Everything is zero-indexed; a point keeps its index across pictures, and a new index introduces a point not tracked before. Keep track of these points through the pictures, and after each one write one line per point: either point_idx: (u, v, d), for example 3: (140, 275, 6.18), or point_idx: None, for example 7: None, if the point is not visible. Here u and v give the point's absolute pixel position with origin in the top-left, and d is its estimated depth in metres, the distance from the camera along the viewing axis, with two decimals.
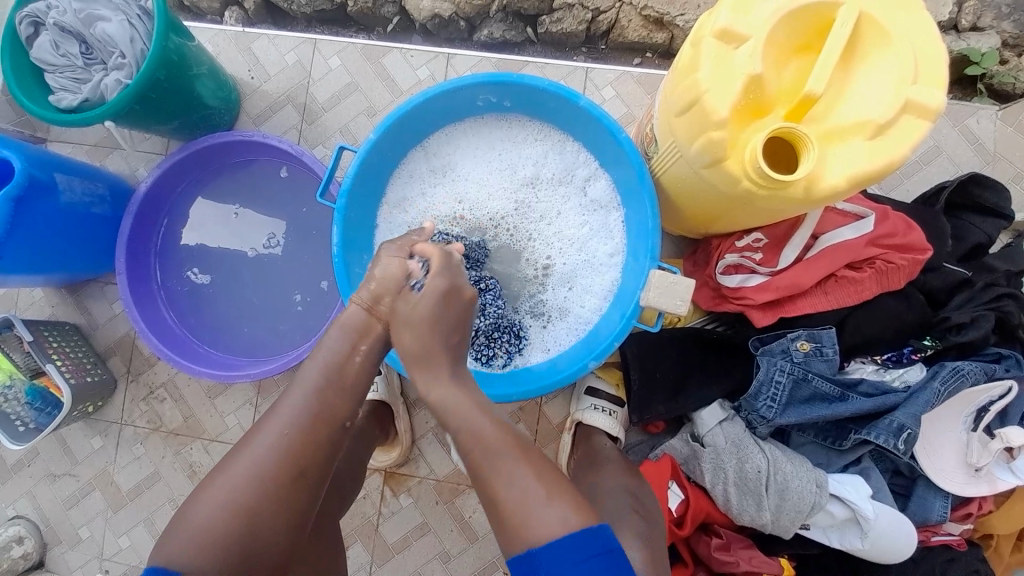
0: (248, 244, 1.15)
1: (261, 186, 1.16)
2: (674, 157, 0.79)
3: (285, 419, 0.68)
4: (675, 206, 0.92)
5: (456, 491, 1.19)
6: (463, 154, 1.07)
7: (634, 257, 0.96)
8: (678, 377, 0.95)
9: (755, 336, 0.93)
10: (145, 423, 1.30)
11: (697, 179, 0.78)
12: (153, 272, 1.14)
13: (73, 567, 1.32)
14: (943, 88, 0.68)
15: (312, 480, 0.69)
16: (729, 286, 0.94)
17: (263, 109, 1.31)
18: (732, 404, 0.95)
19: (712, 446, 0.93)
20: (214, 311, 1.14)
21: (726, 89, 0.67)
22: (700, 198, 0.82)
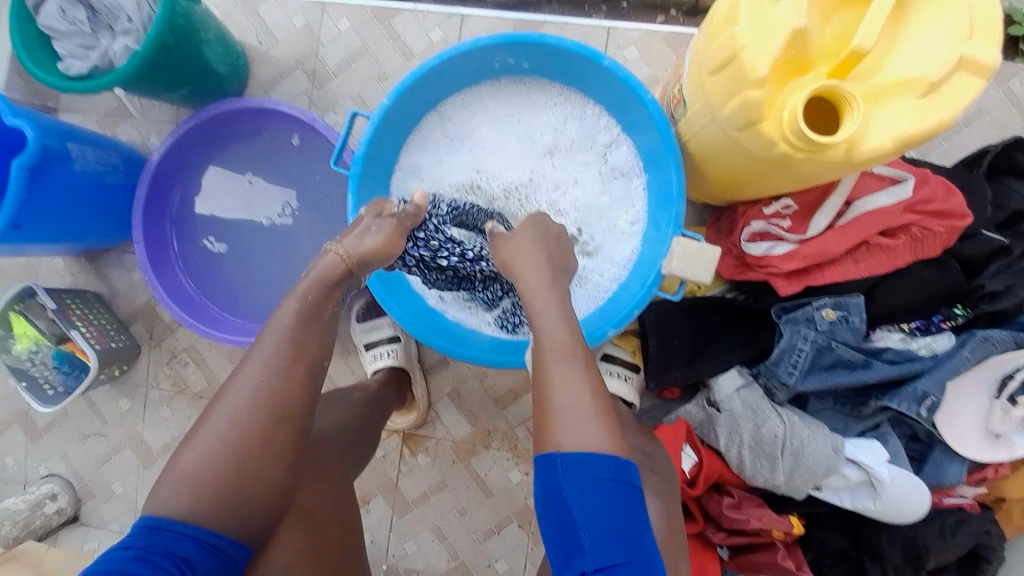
0: (263, 213, 1.15)
1: (274, 153, 1.15)
2: (705, 120, 0.76)
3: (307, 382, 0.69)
4: (699, 171, 0.90)
5: (472, 451, 1.17)
6: (479, 120, 1.03)
7: (656, 225, 0.94)
8: (697, 346, 0.93)
9: (778, 304, 0.90)
10: (168, 386, 1.35)
11: (729, 143, 0.74)
12: (171, 242, 1.15)
13: (107, 519, 1.36)
14: (997, 45, 0.64)
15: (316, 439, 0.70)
16: (755, 253, 0.91)
17: (271, 75, 1.28)
18: (751, 372, 0.93)
19: (728, 412, 0.92)
20: (232, 279, 1.16)
21: (768, 44, 0.63)
22: (730, 164, 0.79)
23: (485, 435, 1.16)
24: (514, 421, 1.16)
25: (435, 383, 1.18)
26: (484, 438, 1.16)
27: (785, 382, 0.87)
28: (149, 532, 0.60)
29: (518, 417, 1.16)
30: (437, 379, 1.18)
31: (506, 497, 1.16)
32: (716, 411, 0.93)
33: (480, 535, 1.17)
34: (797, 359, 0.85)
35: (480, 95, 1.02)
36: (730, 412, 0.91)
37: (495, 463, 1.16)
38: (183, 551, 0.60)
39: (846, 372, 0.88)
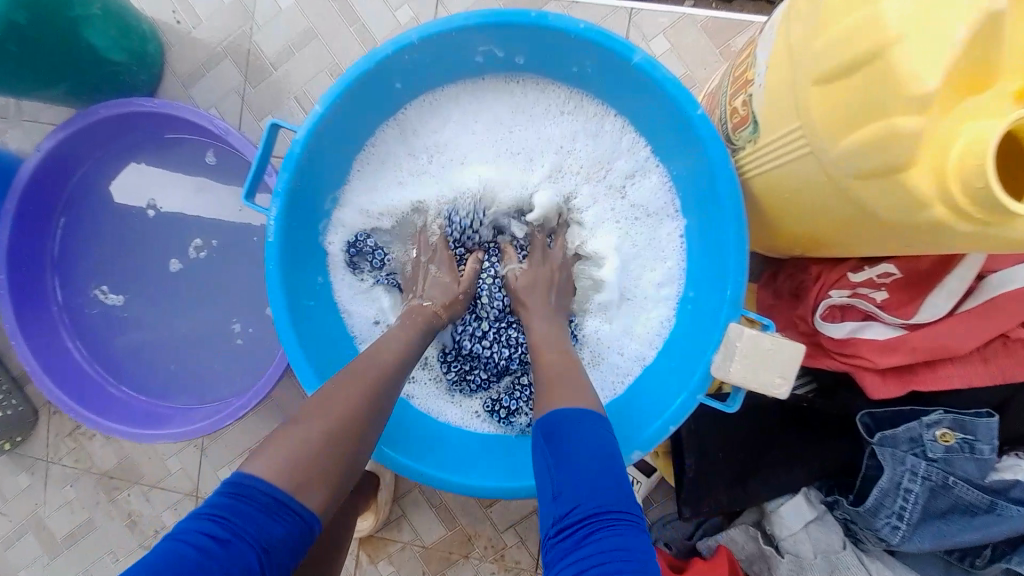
0: (171, 253, 0.88)
1: (184, 173, 0.88)
2: (792, 155, 0.48)
3: None
4: (762, 222, 0.62)
5: (446, 562, 0.96)
6: (456, 132, 0.74)
7: (704, 291, 0.65)
8: (746, 460, 0.67)
9: (865, 409, 0.62)
10: (72, 464, 1.06)
11: (833, 192, 0.47)
12: (51, 290, 0.88)
13: None
14: None
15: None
16: (833, 336, 0.62)
17: (194, 66, 0.98)
18: (824, 498, 0.67)
19: (794, 557, 0.66)
20: (131, 339, 0.88)
21: (938, 37, 0.36)
22: (821, 222, 0.52)
23: (459, 541, 0.96)
24: (500, 524, 0.96)
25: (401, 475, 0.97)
26: (458, 545, 0.96)
27: (884, 535, 0.61)
28: (229, 492, 0.43)
29: (506, 520, 0.96)
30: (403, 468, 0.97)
31: None
32: (778, 554, 0.67)
33: None
34: (902, 503, 0.59)
35: (457, 100, 0.73)
36: (797, 558, 0.65)
37: None
38: (268, 533, 0.42)
39: (962, 519, 0.59)
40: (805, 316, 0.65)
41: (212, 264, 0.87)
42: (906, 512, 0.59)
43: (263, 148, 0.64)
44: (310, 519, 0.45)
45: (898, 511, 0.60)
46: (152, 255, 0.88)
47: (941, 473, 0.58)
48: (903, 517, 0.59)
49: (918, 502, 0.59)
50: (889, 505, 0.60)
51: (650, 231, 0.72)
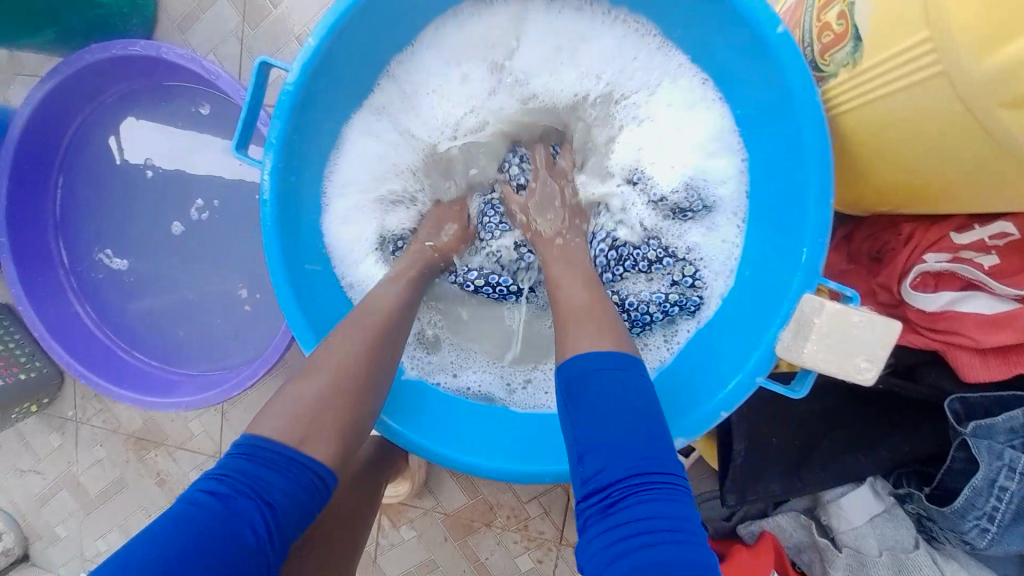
0: (172, 216, 0.82)
1: (179, 127, 0.81)
2: (907, 77, 0.38)
3: None
4: (847, 167, 0.50)
5: (469, 529, 0.95)
6: (466, 57, 0.63)
7: (769, 253, 0.54)
8: (802, 448, 0.61)
9: (954, 395, 0.55)
10: (102, 424, 1.09)
11: (972, 126, 0.36)
12: (57, 255, 0.84)
13: (58, 562, 1.21)
14: None
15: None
16: (924, 309, 0.54)
17: (189, 7, 0.85)
18: (894, 489, 0.60)
19: (853, 552, 0.60)
20: (138, 303, 0.85)
21: None
22: (935, 165, 0.41)
23: (483, 511, 0.94)
24: (523, 496, 0.93)
25: None
26: (482, 515, 0.94)
27: (970, 539, 0.55)
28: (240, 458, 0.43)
29: (529, 492, 0.93)
30: None
31: None
32: (833, 547, 0.62)
33: None
34: (993, 505, 0.53)
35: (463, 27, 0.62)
36: (857, 553, 0.60)
37: (498, 545, 0.94)
38: (271, 490, 0.42)
39: None
40: (893, 287, 0.56)
41: (214, 228, 0.81)
42: (998, 513, 0.53)
43: (250, 97, 0.56)
44: (320, 480, 0.44)
45: (989, 512, 0.53)
46: (151, 220, 0.83)
47: None
48: (994, 519, 0.53)
49: (1015, 503, 0.52)
50: (982, 503, 0.53)
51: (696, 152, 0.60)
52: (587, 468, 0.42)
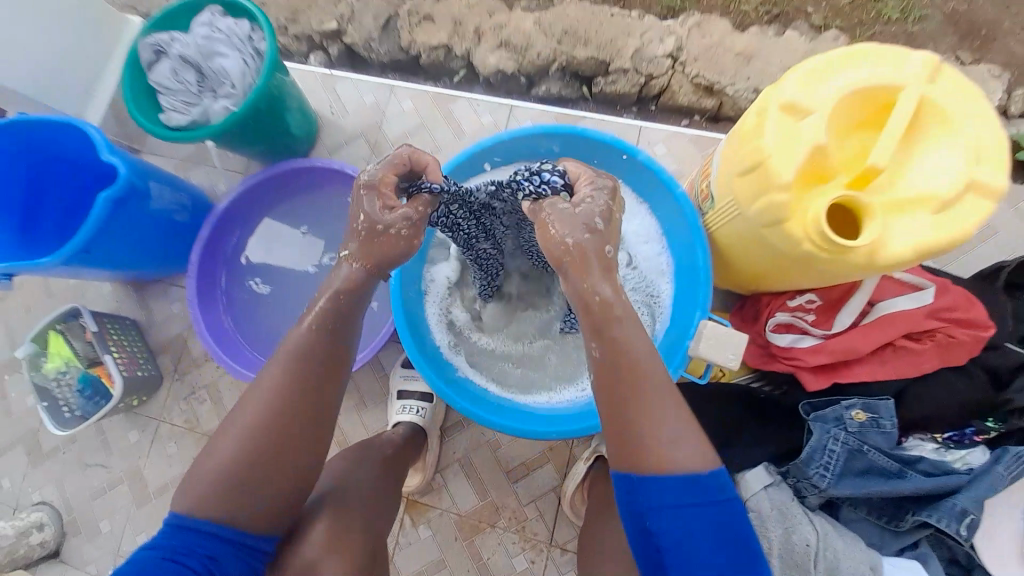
0: (311, 262, 1.27)
1: (330, 209, 1.28)
2: (732, 214, 0.84)
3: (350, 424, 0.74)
4: (725, 258, 0.96)
5: (476, 530, 1.17)
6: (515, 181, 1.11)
7: (681, 307, 1.00)
8: (718, 435, 1.00)
9: (806, 400, 0.95)
10: (182, 422, 1.35)
11: (757, 239, 0.81)
12: (220, 280, 1.24)
13: (87, 559, 1.33)
14: (1005, 170, 0.71)
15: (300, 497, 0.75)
16: (780, 344, 0.98)
17: (337, 140, 1.38)
18: (780, 469, 0.98)
19: (757, 512, 0.94)
20: (270, 319, 1.25)
21: (792, 157, 0.72)
22: (756, 254, 0.85)
23: (491, 512, 1.17)
24: (523, 499, 1.17)
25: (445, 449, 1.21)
26: (490, 516, 1.17)
27: (817, 484, 0.92)
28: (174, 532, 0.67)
29: (528, 496, 1.17)
30: (451, 443, 1.21)
31: None
32: (744, 509, 0.96)
33: None
34: (828, 461, 0.90)
35: (511, 166, 1.11)
36: (759, 512, 0.94)
37: (499, 545, 1.16)
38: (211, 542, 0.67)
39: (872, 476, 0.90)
40: (763, 332, 1.01)
41: None
42: (830, 466, 0.91)
43: None
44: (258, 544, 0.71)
45: (825, 464, 0.91)
46: (296, 263, 1.27)
47: (855, 440, 0.89)
48: (828, 468, 0.91)
49: (840, 460, 0.90)
50: (821, 460, 0.91)
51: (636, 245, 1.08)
52: (658, 542, 0.65)
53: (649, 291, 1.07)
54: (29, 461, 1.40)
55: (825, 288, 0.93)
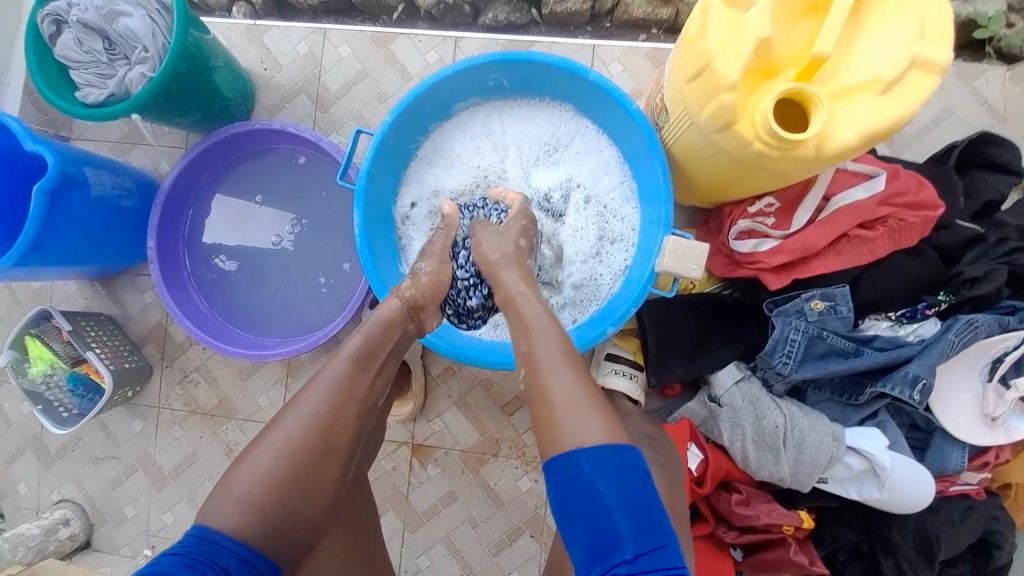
0: (273, 232, 1.24)
1: (283, 174, 1.23)
2: (687, 124, 0.83)
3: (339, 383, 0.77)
4: (685, 172, 0.96)
5: (481, 460, 1.25)
6: (470, 125, 1.09)
7: (647, 225, 1.01)
8: (692, 344, 1.06)
9: (770, 298, 1.03)
10: (181, 406, 1.37)
11: (710, 145, 0.80)
12: (184, 262, 1.23)
13: (119, 544, 1.37)
14: (950, 43, 0.70)
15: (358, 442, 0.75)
16: (743, 251, 1.01)
17: (277, 100, 1.29)
18: (748, 365, 1.07)
19: (729, 405, 1.04)
20: (245, 295, 1.24)
21: (737, 53, 0.70)
22: (711, 163, 0.85)
23: (491, 444, 1.25)
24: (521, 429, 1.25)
25: (440, 395, 1.26)
26: (491, 447, 1.24)
27: (782, 372, 1.02)
28: None
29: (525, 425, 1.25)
30: (443, 389, 1.26)
31: (517, 505, 1.24)
32: (718, 405, 1.06)
33: (491, 547, 1.24)
34: (790, 349, 1.00)
35: (462, 108, 1.08)
36: (732, 406, 1.04)
37: (504, 471, 1.24)
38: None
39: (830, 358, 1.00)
40: (727, 241, 1.03)
41: (302, 238, 1.23)
42: (794, 354, 1.00)
43: (352, 149, 0.99)
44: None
45: (789, 353, 1.00)
46: (258, 235, 1.24)
47: (814, 327, 0.98)
48: (792, 356, 1.00)
49: (801, 348, 0.99)
50: (783, 350, 1.00)
51: (599, 175, 1.08)
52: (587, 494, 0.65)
53: (616, 214, 1.07)
54: (40, 464, 1.39)
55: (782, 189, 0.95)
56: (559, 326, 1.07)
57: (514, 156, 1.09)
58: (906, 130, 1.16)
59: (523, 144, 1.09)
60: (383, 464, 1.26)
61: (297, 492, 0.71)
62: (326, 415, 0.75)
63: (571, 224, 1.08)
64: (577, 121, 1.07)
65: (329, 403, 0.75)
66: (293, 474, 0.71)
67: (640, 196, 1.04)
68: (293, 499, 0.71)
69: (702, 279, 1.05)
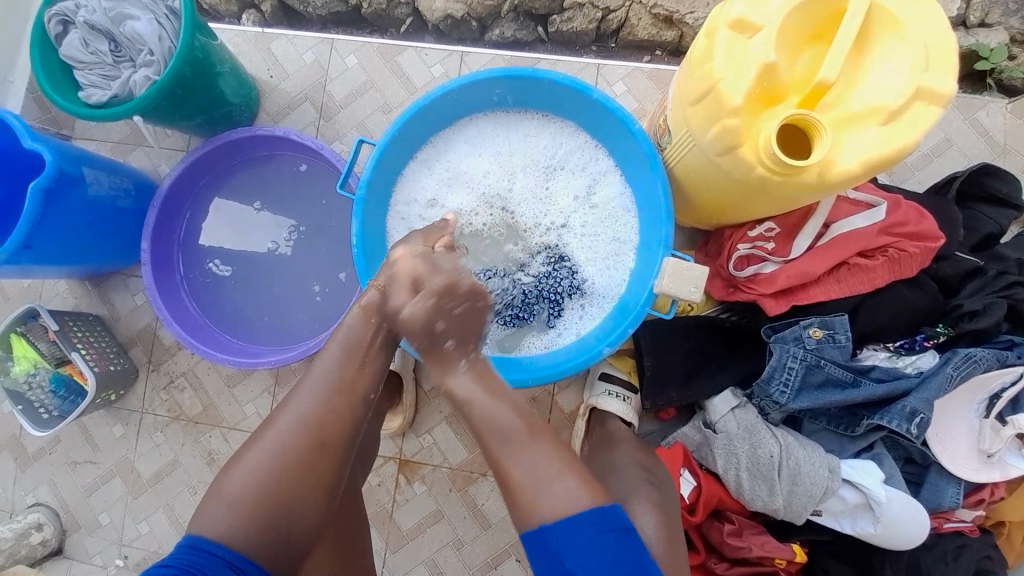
0: (269, 238, 1.22)
1: (282, 180, 1.23)
2: (689, 146, 0.83)
3: (323, 394, 0.74)
4: (686, 194, 0.96)
5: (469, 479, 1.22)
6: (470, 139, 1.09)
7: (648, 243, 1.00)
8: (690, 367, 1.04)
9: (767, 324, 1.02)
10: (165, 411, 1.34)
11: (712, 167, 0.80)
12: (177, 264, 1.21)
13: (91, 553, 1.32)
14: (953, 76, 0.70)
15: (342, 453, 0.73)
16: (743, 276, 1.00)
17: (281, 106, 1.29)
18: (744, 391, 1.05)
19: (724, 432, 1.02)
20: (237, 301, 1.23)
21: (741, 78, 0.70)
22: (713, 185, 0.85)
23: (480, 463, 1.22)
24: None
25: (431, 409, 1.24)
26: (479, 466, 1.21)
27: (778, 400, 1.00)
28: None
29: None
30: (434, 403, 1.24)
31: (504, 528, 1.21)
32: (713, 431, 1.04)
33: (474, 571, 1.20)
34: (787, 377, 0.98)
35: (466, 124, 1.08)
36: (726, 432, 1.02)
37: (493, 492, 1.21)
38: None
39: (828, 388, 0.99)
40: (725, 266, 1.03)
41: (297, 248, 1.22)
42: (790, 383, 0.99)
43: (353, 158, 0.98)
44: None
45: (786, 382, 0.99)
46: (253, 241, 1.23)
47: (812, 356, 0.97)
48: (788, 385, 0.99)
49: (798, 377, 0.98)
50: (780, 378, 0.99)
51: (599, 192, 1.07)
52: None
53: (617, 234, 1.06)
54: (17, 466, 1.35)
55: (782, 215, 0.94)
56: (558, 341, 1.06)
57: (514, 171, 1.09)
58: (905, 160, 1.17)
59: (524, 159, 1.09)
60: (368, 479, 1.23)
61: (265, 505, 0.68)
62: (303, 427, 0.71)
63: (572, 243, 1.07)
64: (577, 138, 1.07)
65: (312, 415, 0.73)
66: (261, 488, 0.68)
67: (640, 215, 1.04)
68: (262, 518, 0.68)
69: (700, 303, 1.04)
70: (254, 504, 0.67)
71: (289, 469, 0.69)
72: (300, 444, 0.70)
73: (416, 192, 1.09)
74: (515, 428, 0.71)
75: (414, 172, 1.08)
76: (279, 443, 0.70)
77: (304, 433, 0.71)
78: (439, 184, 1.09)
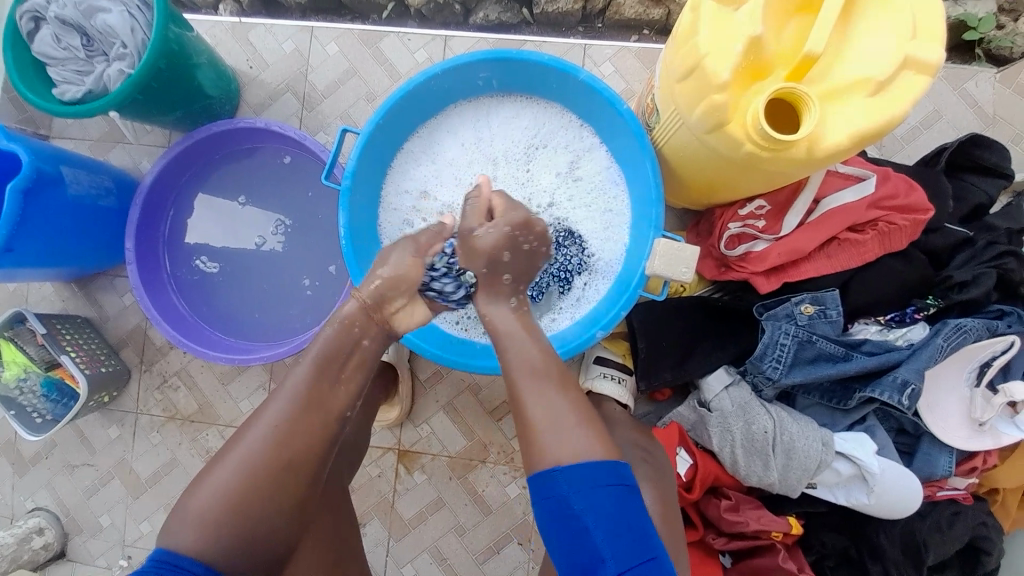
0: (256, 233, 1.21)
1: (267, 173, 1.21)
2: (677, 124, 0.82)
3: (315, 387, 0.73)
4: (676, 174, 0.95)
5: (469, 467, 1.23)
6: (456, 125, 1.07)
7: (638, 224, 0.99)
8: (684, 348, 1.05)
9: (759, 302, 1.02)
10: (160, 412, 1.33)
11: (701, 145, 0.79)
12: (163, 263, 1.19)
13: (95, 554, 1.33)
14: (941, 44, 0.70)
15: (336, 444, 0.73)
16: (734, 255, 1.00)
17: (262, 98, 1.26)
18: (738, 369, 1.06)
19: (719, 410, 1.03)
20: (227, 297, 1.21)
21: (727, 52, 0.69)
22: (702, 164, 0.84)
23: (478, 450, 1.22)
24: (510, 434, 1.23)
25: (428, 399, 1.24)
26: (478, 453, 1.22)
27: (771, 376, 1.01)
28: None
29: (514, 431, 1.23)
30: (431, 393, 1.24)
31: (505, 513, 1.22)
32: (708, 410, 1.04)
33: (477, 556, 1.22)
34: (780, 354, 0.99)
35: (451, 109, 1.07)
36: (721, 411, 1.03)
37: (492, 478, 1.22)
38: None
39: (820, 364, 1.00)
40: (716, 245, 1.03)
41: (285, 242, 1.20)
42: (783, 359, 0.99)
43: (337, 147, 0.96)
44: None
45: (778, 358, 0.99)
46: (240, 236, 1.21)
47: (804, 331, 0.98)
48: (781, 361, 0.99)
49: (791, 353, 0.99)
50: (773, 354, 0.99)
51: (588, 174, 1.06)
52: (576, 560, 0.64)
53: (608, 216, 1.06)
54: (14, 472, 1.35)
55: (772, 192, 0.94)
56: (553, 326, 1.06)
57: (502, 156, 1.08)
58: (894, 134, 1.16)
59: (512, 143, 1.08)
60: (368, 471, 1.23)
61: (258, 494, 0.69)
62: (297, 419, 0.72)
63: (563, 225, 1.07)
64: (565, 120, 1.06)
65: (304, 407, 0.72)
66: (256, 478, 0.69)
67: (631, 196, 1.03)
68: (258, 505, 0.69)
69: (692, 283, 1.04)
70: (249, 495, 0.68)
71: (283, 459, 0.70)
72: (294, 436, 0.71)
73: (404, 180, 1.08)
74: (511, 413, 0.71)
75: (402, 163, 1.08)
76: (272, 435, 0.70)
77: (298, 425, 0.71)
78: (427, 172, 1.08)
